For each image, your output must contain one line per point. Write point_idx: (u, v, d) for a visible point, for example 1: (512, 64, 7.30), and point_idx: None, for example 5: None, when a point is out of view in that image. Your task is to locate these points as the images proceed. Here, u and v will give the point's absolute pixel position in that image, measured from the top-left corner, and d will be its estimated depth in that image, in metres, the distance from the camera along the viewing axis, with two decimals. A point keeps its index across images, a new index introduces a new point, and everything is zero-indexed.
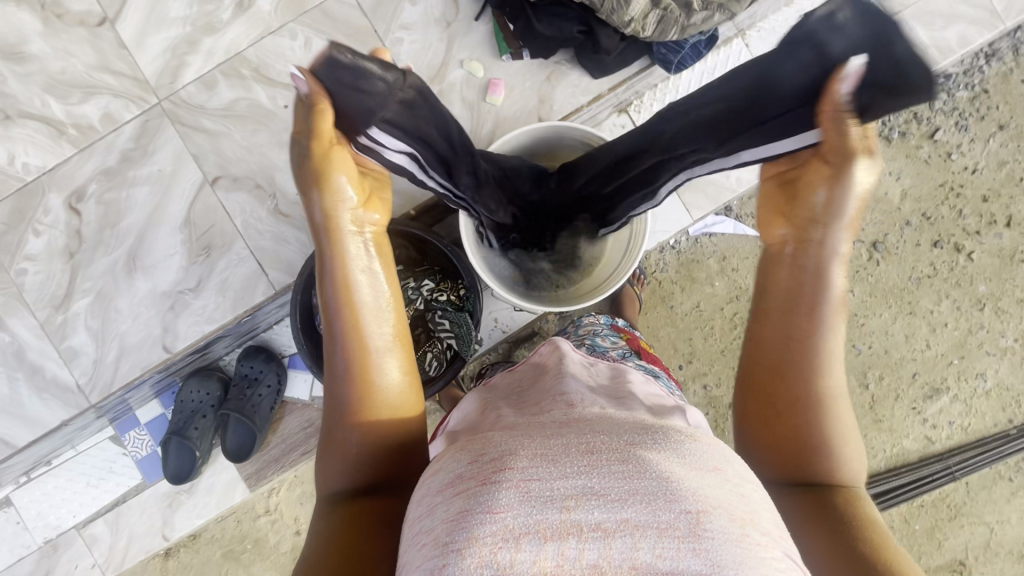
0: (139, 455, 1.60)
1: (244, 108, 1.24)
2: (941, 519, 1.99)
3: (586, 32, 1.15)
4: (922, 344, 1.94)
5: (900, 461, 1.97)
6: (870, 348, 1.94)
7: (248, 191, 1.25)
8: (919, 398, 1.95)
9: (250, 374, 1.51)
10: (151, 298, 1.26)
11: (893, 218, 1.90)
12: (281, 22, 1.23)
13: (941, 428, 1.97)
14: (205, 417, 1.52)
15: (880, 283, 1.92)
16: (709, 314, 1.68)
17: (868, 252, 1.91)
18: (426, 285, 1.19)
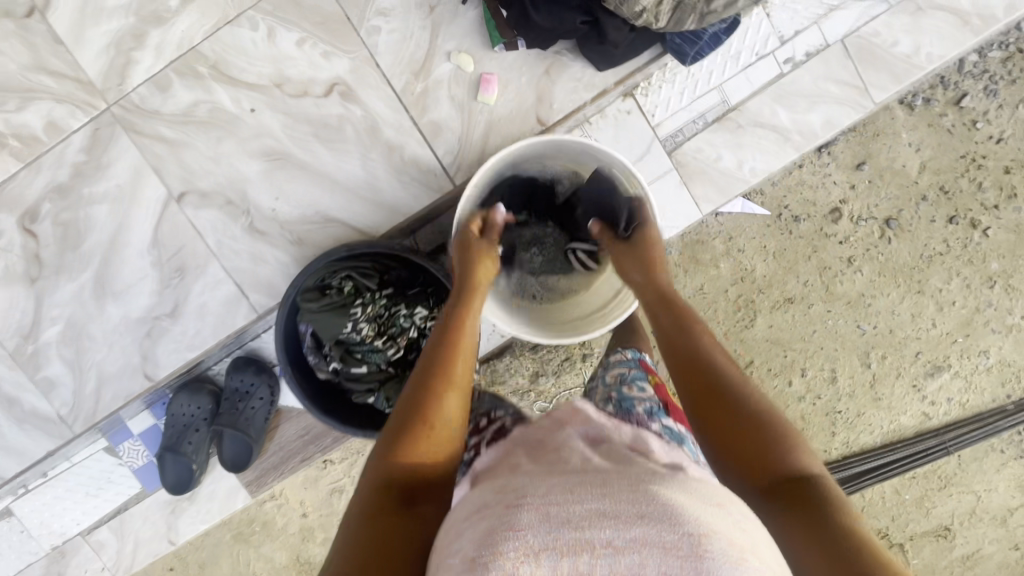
0: (136, 465, 1.58)
1: (205, 113, 1.10)
2: (931, 489, 1.90)
3: (591, 22, 1.01)
4: (928, 322, 1.81)
5: (896, 436, 1.87)
6: (875, 328, 1.81)
7: (219, 208, 1.14)
8: (920, 375, 1.84)
9: (241, 387, 1.46)
10: (125, 325, 1.18)
11: (908, 191, 1.75)
12: (239, 9, 1.07)
13: (938, 403, 1.85)
14: (198, 432, 1.47)
15: (891, 261, 1.78)
16: (713, 295, 1.77)
17: (880, 229, 1.77)
18: (419, 311, 1.08)
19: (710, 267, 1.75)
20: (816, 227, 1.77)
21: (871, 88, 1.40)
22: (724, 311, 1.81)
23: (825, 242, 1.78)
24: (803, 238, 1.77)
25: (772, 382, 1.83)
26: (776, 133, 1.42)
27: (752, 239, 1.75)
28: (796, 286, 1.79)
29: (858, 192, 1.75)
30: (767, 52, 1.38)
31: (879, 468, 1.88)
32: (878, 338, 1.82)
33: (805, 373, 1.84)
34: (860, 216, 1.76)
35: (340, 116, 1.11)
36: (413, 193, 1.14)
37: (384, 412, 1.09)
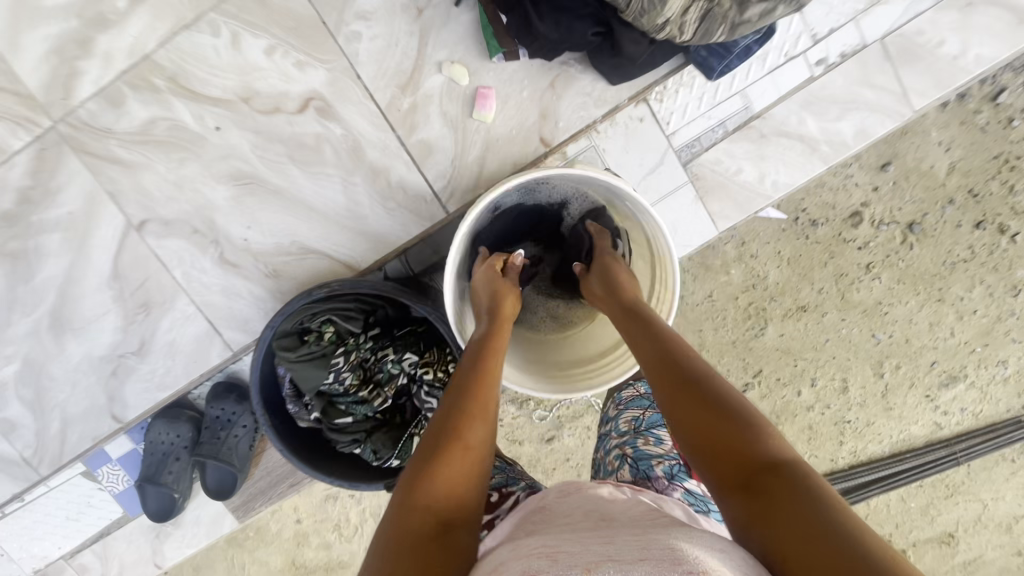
0: (117, 490, 1.50)
1: (163, 132, 0.97)
2: (937, 497, 1.69)
3: (604, 33, 0.88)
4: (945, 331, 1.57)
5: (905, 446, 1.66)
6: (890, 338, 1.58)
7: (185, 237, 1.02)
8: (934, 385, 1.61)
9: (223, 416, 1.38)
10: (88, 362, 1.08)
11: (934, 193, 1.48)
12: (197, 11, 0.93)
13: (950, 412, 1.63)
14: (178, 460, 1.40)
15: (912, 268, 1.53)
16: (722, 303, 1.56)
17: (902, 234, 1.51)
18: (408, 356, 0.99)
19: (720, 274, 1.53)
20: (835, 230, 1.52)
21: (910, 94, 1.26)
22: (731, 318, 1.57)
23: (843, 248, 1.52)
24: (819, 244, 1.52)
25: (780, 393, 1.62)
26: (803, 143, 1.29)
27: (767, 242, 1.52)
28: (810, 295, 1.56)
29: (880, 193, 1.49)
30: (797, 52, 1.24)
31: (889, 477, 1.67)
32: (892, 348, 1.60)
33: (814, 382, 1.62)
34: (882, 220, 1.50)
35: (318, 135, 0.98)
36: (401, 221, 1.02)
37: (372, 464, 1.00)
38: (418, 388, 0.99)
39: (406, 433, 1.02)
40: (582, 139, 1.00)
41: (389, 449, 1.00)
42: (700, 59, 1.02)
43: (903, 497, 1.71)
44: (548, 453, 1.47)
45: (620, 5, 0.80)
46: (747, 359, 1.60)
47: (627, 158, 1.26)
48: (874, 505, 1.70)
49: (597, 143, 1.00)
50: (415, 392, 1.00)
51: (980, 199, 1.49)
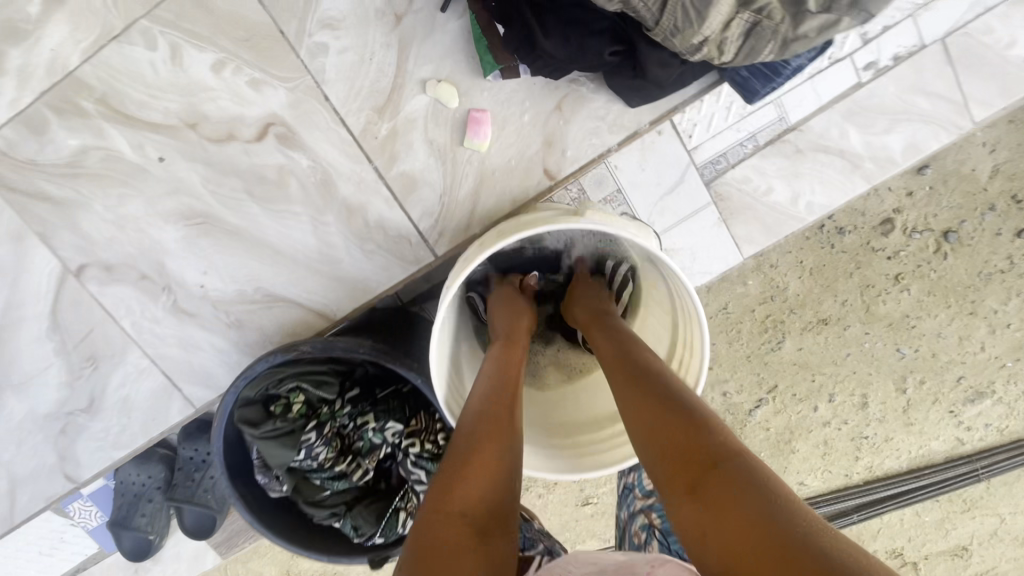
0: (90, 526, 1.38)
1: (97, 164, 0.82)
2: (954, 512, 1.51)
3: (625, 51, 0.72)
4: (975, 346, 1.36)
5: (924, 462, 1.47)
6: (916, 353, 1.37)
7: (132, 284, 0.88)
8: (959, 402, 1.41)
9: (196, 456, 1.26)
10: (31, 420, 0.95)
11: (974, 199, 1.27)
12: (127, 20, 0.76)
13: (974, 428, 1.44)
14: (152, 502, 1.29)
15: (945, 279, 1.31)
16: (737, 316, 1.38)
17: (936, 243, 1.30)
18: (391, 426, 0.86)
19: (737, 285, 1.35)
20: (862, 238, 1.31)
21: (971, 103, 1.09)
22: (747, 331, 1.38)
23: (870, 257, 1.31)
24: (845, 253, 1.32)
25: (796, 409, 1.44)
26: (844, 159, 1.13)
27: (789, 252, 1.32)
28: (832, 306, 1.35)
29: (915, 198, 1.28)
30: (843, 55, 1.06)
31: (904, 495, 1.49)
32: (918, 364, 1.38)
33: (831, 398, 1.43)
34: (914, 228, 1.29)
35: (281, 166, 0.82)
36: (381, 264, 0.88)
37: (353, 541, 0.88)
38: (403, 459, 0.87)
39: (391, 505, 0.90)
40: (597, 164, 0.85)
41: (372, 523, 0.88)
42: (743, 80, 0.86)
43: (918, 511, 1.52)
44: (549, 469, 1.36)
45: (647, 20, 0.65)
46: (766, 376, 1.41)
47: (643, 176, 1.10)
48: (886, 520, 1.53)
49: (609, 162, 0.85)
50: (400, 462, 0.88)
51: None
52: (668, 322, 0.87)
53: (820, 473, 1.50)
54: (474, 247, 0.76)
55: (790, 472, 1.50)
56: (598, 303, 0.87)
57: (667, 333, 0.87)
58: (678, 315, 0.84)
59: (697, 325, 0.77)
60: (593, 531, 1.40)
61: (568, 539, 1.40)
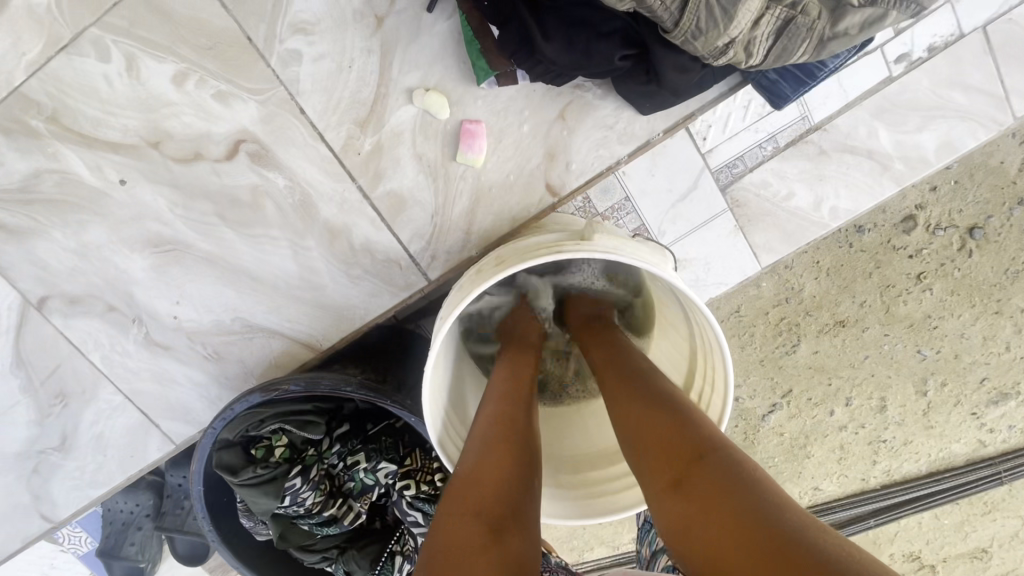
0: (82, 551, 1.31)
1: (53, 188, 0.74)
2: (974, 514, 1.44)
3: (638, 55, 0.63)
4: (1000, 346, 1.27)
5: (943, 465, 1.40)
6: (937, 354, 1.29)
7: (99, 317, 0.81)
8: (982, 403, 1.33)
9: (184, 484, 1.18)
10: (1, 459, 0.89)
11: (1002, 192, 1.17)
12: (75, 27, 0.68)
13: (997, 430, 1.36)
14: (141, 530, 1.22)
15: (970, 277, 1.22)
16: (751, 319, 1.29)
17: (960, 241, 1.20)
18: (384, 467, 0.79)
19: (750, 287, 1.27)
20: (882, 236, 1.21)
21: (1012, 96, 1.00)
22: (759, 335, 1.30)
23: (891, 256, 1.22)
24: (864, 252, 1.22)
25: (812, 414, 1.37)
26: (872, 161, 1.04)
27: (807, 254, 1.23)
28: (850, 307, 1.26)
29: (938, 194, 1.18)
30: (874, 46, 0.97)
31: (920, 499, 1.42)
32: (939, 365, 1.30)
33: (847, 401, 1.35)
34: (937, 224, 1.19)
35: (255, 187, 0.75)
36: (369, 290, 0.80)
37: None
38: (397, 502, 0.80)
39: (387, 548, 0.83)
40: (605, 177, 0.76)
41: (366, 569, 0.81)
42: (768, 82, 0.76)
43: (938, 514, 1.45)
44: None
45: (664, 21, 0.56)
46: (780, 380, 1.34)
47: (653, 183, 1.02)
48: (903, 523, 1.47)
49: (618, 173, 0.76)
50: (396, 503, 0.80)
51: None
52: (685, 347, 0.79)
53: (835, 476, 1.44)
54: (470, 275, 0.68)
55: (804, 476, 1.43)
56: (592, 314, 0.83)
57: (685, 358, 0.79)
58: (696, 340, 0.76)
59: (720, 354, 0.69)
60: (601, 538, 1.33)
61: (575, 547, 1.32)
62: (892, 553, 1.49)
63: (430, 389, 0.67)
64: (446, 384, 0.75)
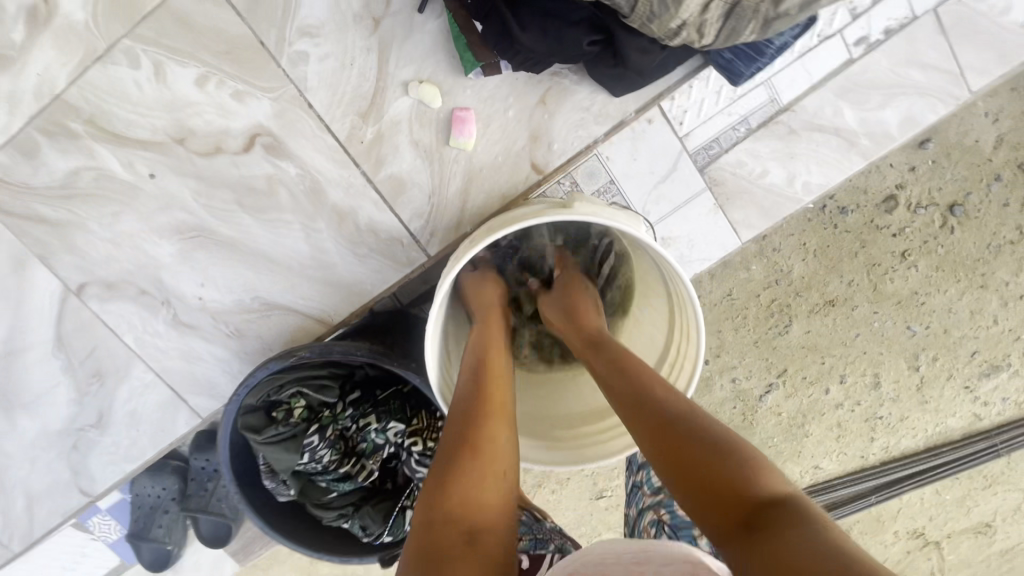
0: (112, 538, 1.33)
1: (90, 183, 0.83)
2: (975, 488, 1.48)
3: (602, 41, 0.72)
4: (988, 319, 1.32)
5: (941, 439, 1.43)
6: (926, 330, 1.33)
7: (131, 300, 0.89)
8: (974, 376, 1.37)
9: (207, 467, 1.26)
10: (45, 437, 0.98)
11: (979, 169, 1.25)
12: (109, 39, 0.77)
13: (991, 403, 1.40)
14: (168, 512, 1.29)
15: (954, 253, 1.29)
16: (742, 302, 1.35)
17: (942, 218, 1.27)
18: (393, 426, 0.87)
19: (740, 271, 1.32)
20: (864, 217, 1.29)
21: (967, 72, 1.07)
22: (752, 317, 1.35)
23: (875, 235, 1.29)
24: (848, 233, 1.30)
25: (807, 392, 1.40)
26: (840, 137, 1.11)
27: (791, 236, 1.30)
28: (838, 287, 1.32)
29: (917, 173, 1.26)
30: (833, 31, 1.05)
31: (921, 475, 1.45)
32: (930, 341, 1.34)
33: (842, 379, 1.39)
34: (919, 203, 1.27)
35: (270, 176, 0.83)
36: (375, 267, 0.88)
37: (363, 540, 0.90)
38: (406, 459, 0.88)
39: (398, 504, 0.91)
40: (589, 155, 0.84)
41: (380, 523, 0.89)
42: (727, 61, 0.87)
43: (938, 489, 1.49)
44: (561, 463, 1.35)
45: (623, 9, 0.65)
46: (778, 361, 1.37)
47: (636, 166, 1.10)
48: (904, 500, 1.49)
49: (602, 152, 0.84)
50: (406, 461, 0.89)
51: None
52: (664, 312, 0.86)
53: (835, 455, 1.45)
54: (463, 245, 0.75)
55: (804, 456, 1.45)
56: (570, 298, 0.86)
57: (663, 324, 0.86)
58: (674, 303, 0.83)
59: (692, 309, 0.75)
60: (609, 524, 1.40)
61: (584, 532, 1.41)
62: (896, 531, 1.51)
63: (428, 352, 0.75)
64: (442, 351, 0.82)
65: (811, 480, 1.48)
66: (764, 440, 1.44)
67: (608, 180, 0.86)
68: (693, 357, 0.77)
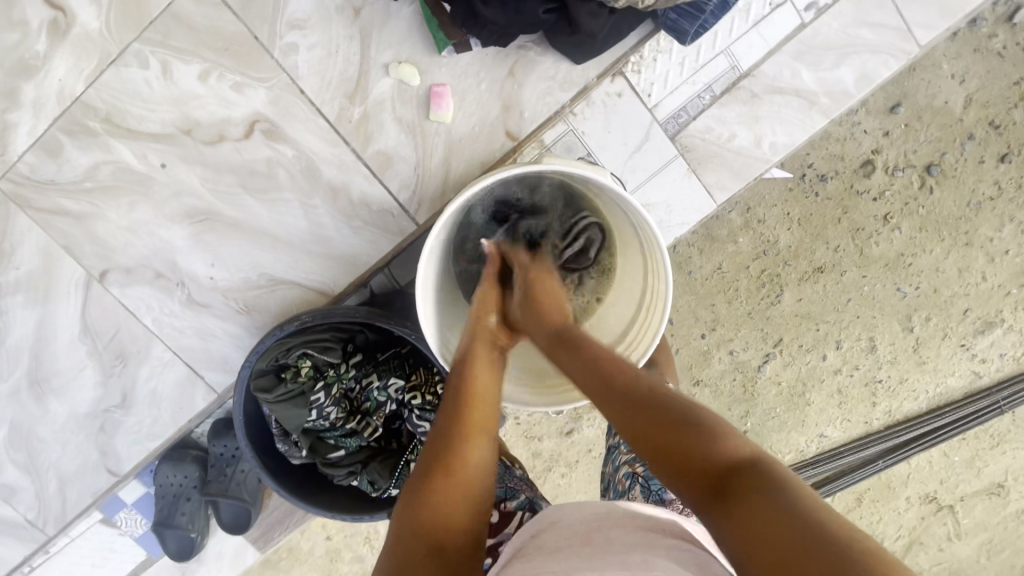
0: (137, 535, 1.21)
1: (109, 176, 0.92)
2: (982, 449, 1.44)
3: (557, 10, 0.84)
4: (976, 276, 1.32)
5: (943, 400, 1.40)
6: (917, 291, 1.33)
7: (149, 283, 0.97)
8: (969, 333, 1.35)
9: (227, 452, 1.18)
10: (75, 421, 1.05)
11: (951, 129, 1.25)
12: (121, 44, 0.87)
13: (989, 359, 1.38)
14: (190, 501, 1.18)
15: (934, 212, 1.29)
16: (732, 276, 1.33)
17: (920, 178, 1.28)
18: (394, 382, 0.94)
19: (728, 244, 1.32)
20: (844, 183, 1.29)
21: (914, 28, 1.07)
22: (744, 290, 1.34)
23: (856, 201, 1.29)
24: (830, 199, 1.29)
25: (803, 359, 1.38)
26: (801, 98, 1.08)
27: (775, 208, 1.30)
28: (825, 254, 1.32)
29: (892, 137, 1.26)
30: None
31: (925, 436, 1.42)
32: (921, 302, 1.34)
33: (838, 344, 1.37)
34: (896, 165, 1.27)
35: (269, 159, 0.91)
36: (369, 239, 0.96)
37: (372, 496, 0.95)
38: (408, 414, 0.94)
39: (402, 460, 0.97)
40: (560, 124, 0.97)
41: (386, 478, 0.95)
42: (673, 24, 0.96)
43: (946, 451, 1.45)
44: (570, 445, 1.40)
45: None
46: (771, 330, 1.36)
47: (611, 139, 1.02)
48: (913, 464, 1.45)
49: (576, 126, 0.98)
50: (408, 418, 0.95)
51: (1008, 125, 1.25)
52: (640, 265, 0.87)
53: (839, 422, 1.42)
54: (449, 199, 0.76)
55: (809, 424, 1.42)
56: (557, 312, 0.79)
57: (640, 277, 0.87)
58: (646, 253, 0.85)
59: (660, 253, 0.78)
60: None
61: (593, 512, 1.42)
62: (908, 497, 1.46)
63: (421, 308, 0.77)
64: (438, 312, 0.84)
65: (819, 449, 1.44)
66: (765, 412, 1.41)
67: (585, 153, 1.00)
68: (667, 303, 0.79)
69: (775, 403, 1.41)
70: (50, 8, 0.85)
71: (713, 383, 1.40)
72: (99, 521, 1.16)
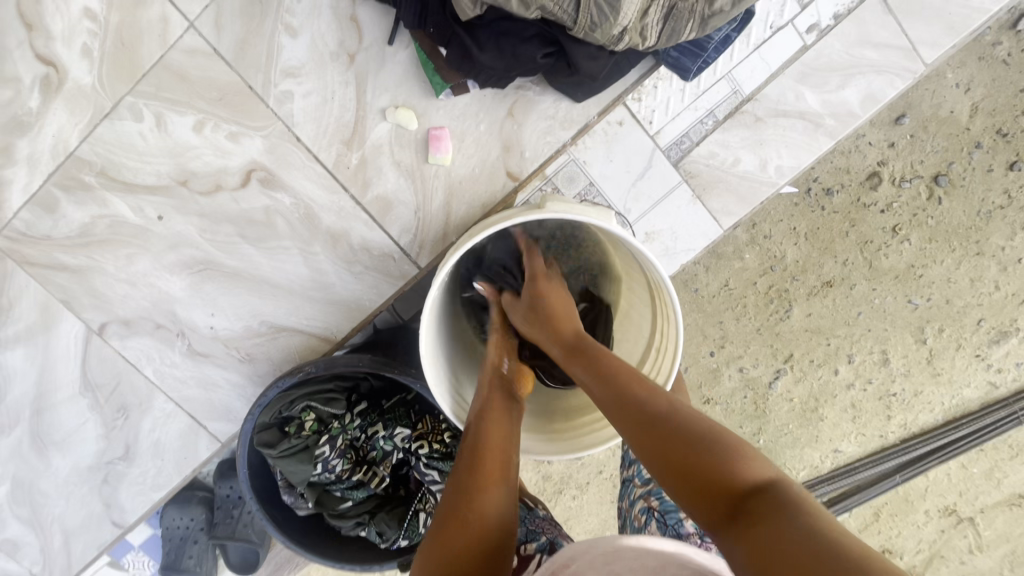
0: None
1: (105, 230, 0.90)
2: (1001, 459, 1.40)
3: (554, 52, 0.83)
4: (987, 285, 1.29)
5: (957, 411, 1.36)
6: (928, 302, 1.30)
7: (149, 334, 0.96)
8: (984, 344, 1.32)
9: (233, 493, 1.15)
10: (77, 474, 1.03)
11: (958, 139, 1.23)
12: (114, 98, 0.85)
13: (1006, 369, 1.34)
14: (198, 543, 1.15)
15: (944, 223, 1.26)
16: (740, 291, 1.31)
17: (928, 189, 1.25)
18: (399, 432, 0.93)
19: (734, 260, 1.29)
20: (850, 196, 1.26)
21: (920, 46, 1.04)
22: (752, 306, 1.31)
23: (863, 214, 1.26)
24: (837, 214, 1.27)
25: (816, 374, 1.35)
26: (805, 120, 1.05)
27: (780, 223, 1.27)
28: (833, 268, 1.29)
29: (897, 148, 1.24)
30: (784, 20, 1.02)
31: (943, 448, 1.38)
32: (933, 313, 1.30)
33: (850, 358, 1.34)
34: (903, 176, 1.25)
35: (266, 207, 0.90)
36: (371, 284, 0.94)
37: (380, 546, 0.93)
38: (415, 462, 0.93)
39: (411, 509, 0.95)
40: (562, 156, 0.95)
41: (395, 528, 0.93)
42: (675, 61, 0.96)
43: (963, 463, 1.41)
44: (580, 467, 1.37)
45: (568, 23, 0.77)
46: (780, 346, 1.33)
47: (613, 167, 0.99)
48: (931, 476, 1.41)
49: (578, 157, 0.96)
50: (415, 466, 0.93)
51: (1016, 133, 1.22)
52: (648, 304, 0.85)
53: (854, 437, 1.39)
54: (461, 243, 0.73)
55: (823, 440, 1.39)
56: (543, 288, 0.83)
57: (649, 314, 0.85)
58: (654, 293, 0.82)
59: (667, 295, 0.75)
60: None
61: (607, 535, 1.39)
62: (926, 510, 1.42)
63: (431, 376, 0.74)
64: (449, 377, 0.82)
65: (834, 464, 1.40)
66: (778, 429, 1.38)
67: (588, 183, 0.98)
68: (677, 351, 0.75)
69: (785, 420, 1.37)
70: (43, 64, 0.84)
71: (724, 401, 1.37)
72: (106, 565, 1.15)
